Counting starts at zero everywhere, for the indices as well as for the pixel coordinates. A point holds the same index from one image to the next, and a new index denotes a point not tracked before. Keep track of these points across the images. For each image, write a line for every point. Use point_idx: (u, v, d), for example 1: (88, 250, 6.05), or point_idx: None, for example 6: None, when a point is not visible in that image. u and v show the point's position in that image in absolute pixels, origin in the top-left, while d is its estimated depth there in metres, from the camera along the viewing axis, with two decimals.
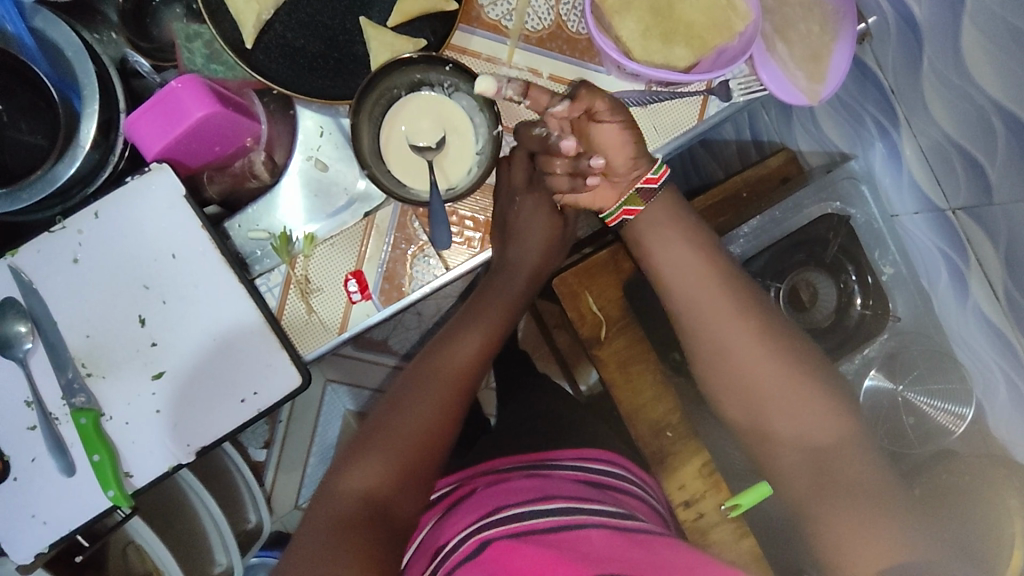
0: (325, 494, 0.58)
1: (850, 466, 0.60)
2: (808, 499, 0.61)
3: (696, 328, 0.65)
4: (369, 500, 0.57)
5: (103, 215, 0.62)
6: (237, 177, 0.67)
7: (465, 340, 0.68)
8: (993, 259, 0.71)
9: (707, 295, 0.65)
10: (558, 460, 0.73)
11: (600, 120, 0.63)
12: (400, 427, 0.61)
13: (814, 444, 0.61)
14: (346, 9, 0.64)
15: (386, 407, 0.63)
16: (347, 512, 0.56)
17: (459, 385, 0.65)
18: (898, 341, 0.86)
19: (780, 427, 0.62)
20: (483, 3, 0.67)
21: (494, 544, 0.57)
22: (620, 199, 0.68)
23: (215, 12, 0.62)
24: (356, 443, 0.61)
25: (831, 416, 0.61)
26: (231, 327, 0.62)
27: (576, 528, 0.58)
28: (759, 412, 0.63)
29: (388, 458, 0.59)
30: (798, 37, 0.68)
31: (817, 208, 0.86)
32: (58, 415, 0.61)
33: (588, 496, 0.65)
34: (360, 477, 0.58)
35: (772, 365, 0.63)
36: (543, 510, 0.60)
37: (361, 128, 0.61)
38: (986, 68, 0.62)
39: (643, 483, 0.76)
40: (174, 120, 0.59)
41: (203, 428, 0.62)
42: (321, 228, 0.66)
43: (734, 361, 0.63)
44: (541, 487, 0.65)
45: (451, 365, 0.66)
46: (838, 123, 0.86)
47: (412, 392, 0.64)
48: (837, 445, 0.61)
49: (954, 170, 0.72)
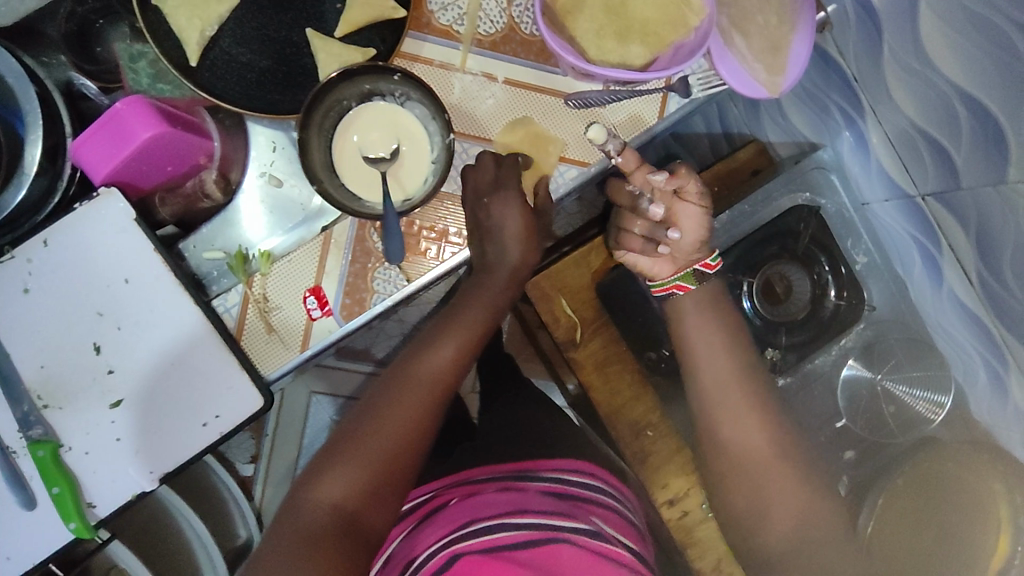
0: (293, 505, 0.57)
1: (811, 492, 0.65)
2: (780, 527, 0.64)
3: (698, 401, 0.69)
4: (339, 511, 0.56)
5: (52, 242, 0.60)
6: (190, 198, 0.65)
7: (443, 345, 0.63)
8: (965, 244, 0.70)
9: (709, 372, 0.69)
10: (535, 470, 0.72)
11: (689, 199, 0.68)
12: (373, 437, 0.58)
13: (801, 523, 0.64)
14: (292, 21, 0.63)
15: (358, 415, 0.60)
16: (316, 526, 0.54)
17: (439, 393, 0.62)
18: (875, 330, 0.86)
19: (774, 502, 0.65)
20: (433, 9, 0.66)
21: (465, 558, 0.57)
22: (676, 274, 0.72)
23: (157, 31, 0.60)
24: (326, 453, 0.59)
25: (816, 494, 0.65)
26: (187, 351, 0.61)
27: (547, 542, 0.57)
28: (736, 436, 0.67)
29: (360, 470, 0.57)
30: (756, 28, 0.66)
31: (788, 199, 0.86)
32: (15, 448, 0.60)
33: (561, 508, 0.64)
34: (331, 489, 0.56)
35: (772, 448, 0.66)
36: (514, 524, 0.59)
37: (312, 142, 0.59)
38: (944, 51, 0.61)
39: (622, 496, 0.75)
40: (121, 142, 0.58)
41: (166, 454, 0.61)
42: (279, 244, 0.65)
43: (736, 437, 0.67)
44: (517, 500, 0.64)
45: (427, 370, 0.62)
46: (804, 114, 0.86)
47: (382, 404, 0.60)
48: (819, 522, 0.64)
49: (921, 156, 0.71)
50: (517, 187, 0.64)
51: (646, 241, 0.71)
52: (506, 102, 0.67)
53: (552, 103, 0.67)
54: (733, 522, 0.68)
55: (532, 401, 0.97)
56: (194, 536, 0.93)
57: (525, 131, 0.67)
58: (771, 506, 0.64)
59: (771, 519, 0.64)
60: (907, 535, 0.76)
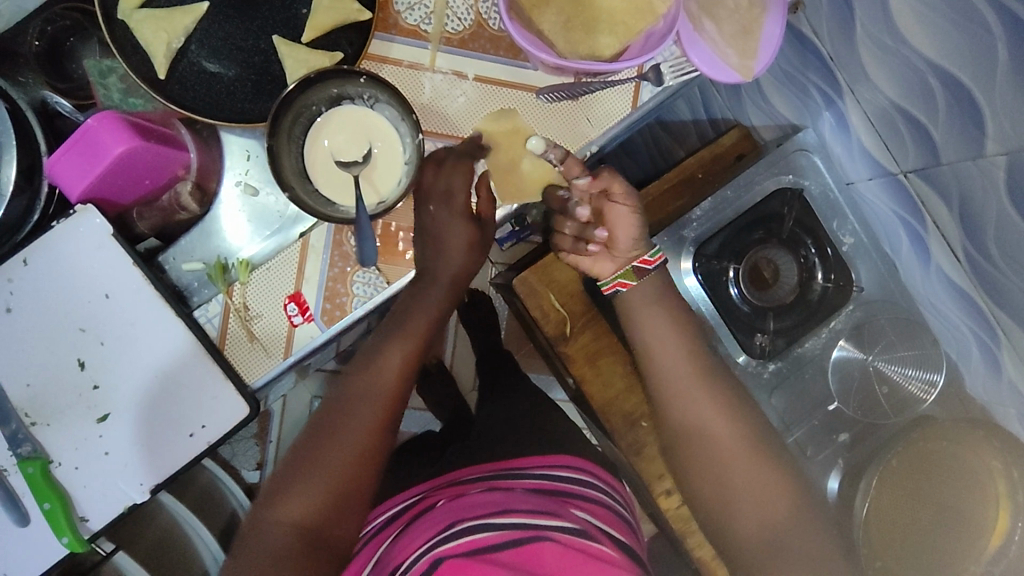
0: (257, 525, 0.56)
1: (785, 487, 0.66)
2: (763, 528, 0.64)
3: (666, 403, 0.69)
4: (301, 531, 0.55)
5: (32, 261, 0.61)
6: (166, 211, 0.66)
7: (391, 353, 0.62)
8: (950, 223, 0.69)
9: (676, 372, 0.68)
10: (523, 468, 0.73)
11: (615, 202, 0.66)
12: (331, 445, 0.58)
13: (767, 518, 0.64)
14: (259, 29, 0.63)
15: (313, 430, 0.60)
16: (278, 548, 0.54)
17: (391, 402, 0.61)
18: (864, 311, 0.83)
19: (749, 496, 0.65)
20: (399, 9, 0.65)
21: (448, 563, 0.57)
22: (617, 271, 0.71)
23: (123, 45, 0.60)
24: (287, 472, 0.58)
25: (787, 488, 0.66)
26: (170, 362, 0.62)
27: (528, 543, 0.58)
28: (708, 431, 0.67)
29: (321, 488, 0.56)
30: (727, 12, 0.66)
31: (772, 182, 0.82)
32: (7, 466, 0.61)
33: (545, 506, 0.64)
34: (290, 508, 0.56)
35: (739, 445, 0.67)
36: (498, 524, 0.60)
37: (281, 149, 0.59)
38: (916, 28, 0.60)
39: (614, 492, 0.75)
40: (93, 158, 0.58)
41: (155, 467, 0.62)
42: (259, 252, 0.66)
43: (704, 434, 0.67)
44: (500, 500, 0.64)
45: (378, 376, 0.61)
46: (784, 96, 0.85)
47: (332, 420, 0.59)
48: (787, 517, 0.64)
49: (900, 134, 0.70)
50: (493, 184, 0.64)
51: (579, 240, 0.72)
52: (478, 99, 0.67)
53: (523, 97, 0.67)
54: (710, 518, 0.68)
55: (528, 395, 0.97)
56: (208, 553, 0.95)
57: (510, 123, 0.66)
58: (742, 499, 0.65)
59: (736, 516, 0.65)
60: (907, 512, 0.76)
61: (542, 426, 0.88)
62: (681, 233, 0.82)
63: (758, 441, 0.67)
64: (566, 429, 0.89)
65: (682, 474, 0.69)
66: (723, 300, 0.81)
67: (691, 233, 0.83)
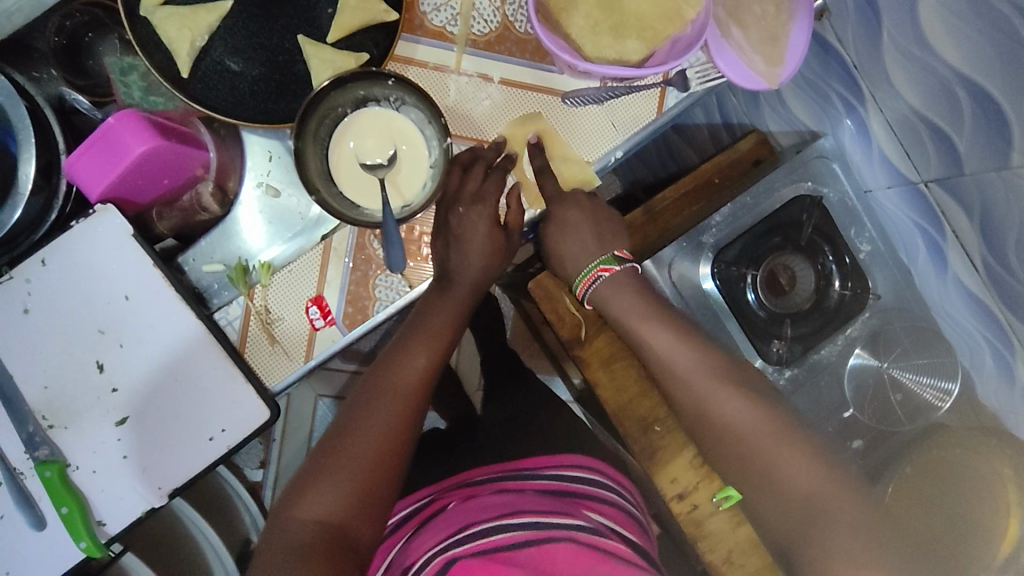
0: (278, 523, 0.55)
1: (806, 463, 0.67)
2: (795, 507, 0.66)
3: (683, 399, 0.71)
4: (324, 526, 0.53)
5: (51, 261, 0.60)
6: (187, 212, 0.65)
7: (415, 355, 0.61)
8: (970, 231, 0.69)
9: (688, 364, 0.70)
10: (532, 468, 0.71)
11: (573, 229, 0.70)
12: (352, 444, 0.57)
13: (814, 498, 0.65)
14: (284, 28, 0.62)
15: (336, 428, 0.58)
16: (301, 542, 0.52)
17: (412, 401, 0.60)
18: (880, 318, 0.83)
19: (783, 481, 0.67)
20: (426, 10, 0.65)
21: (459, 563, 0.56)
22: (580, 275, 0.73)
23: (147, 43, 0.59)
24: (309, 470, 0.56)
25: (814, 459, 0.67)
26: (189, 364, 0.61)
27: (540, 543, 0.56)
28: (721, 418, 0.69)
29: (345, 484, 0.55)
30: (753, 19, 0.65)
31: (790, 189, 0.82)
32: (23, 469, 0.60)
33: (555, 507, 0.63)
34: (314, 504, 0.54)
35: (768, 434, 0.68)
36: (509, 526, 0.58)
37: (307, 151, 0.58)
38: (945, 37, 0.60)
39: (624, 491, 0.74)
40: (114, 157, 0.57)
41: (175, 470, 0.61)
42: (281, 253, 0.65)
43: (729, 422, 0.69)
44: (512, 502, 0.63)
45: (401, 376, 0.61)
46: (803, 101, 0.85)
47: (355, 416, 0.58)
48: (830, 495, 0.65)
49: (922, 143, 0.70)
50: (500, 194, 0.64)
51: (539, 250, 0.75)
52: (503, 103, 0.66)
53: (548, 102, 0.67)
54: (752, 496, 0.70)
55: (538, 393, 0.96)
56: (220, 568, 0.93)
57: (536, 127, 0.66)
58: (777, 482, 0.67)
59: (776, 506, 0.67)
60: (919, 515, 0.75)
61: (554, 426, 0.88)
62: (701, 239, 0.82)
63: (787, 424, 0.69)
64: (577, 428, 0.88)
65: (720, 462, 0.71)
66: (740, 306, 0.81)
67: (710, 238, 0.82)
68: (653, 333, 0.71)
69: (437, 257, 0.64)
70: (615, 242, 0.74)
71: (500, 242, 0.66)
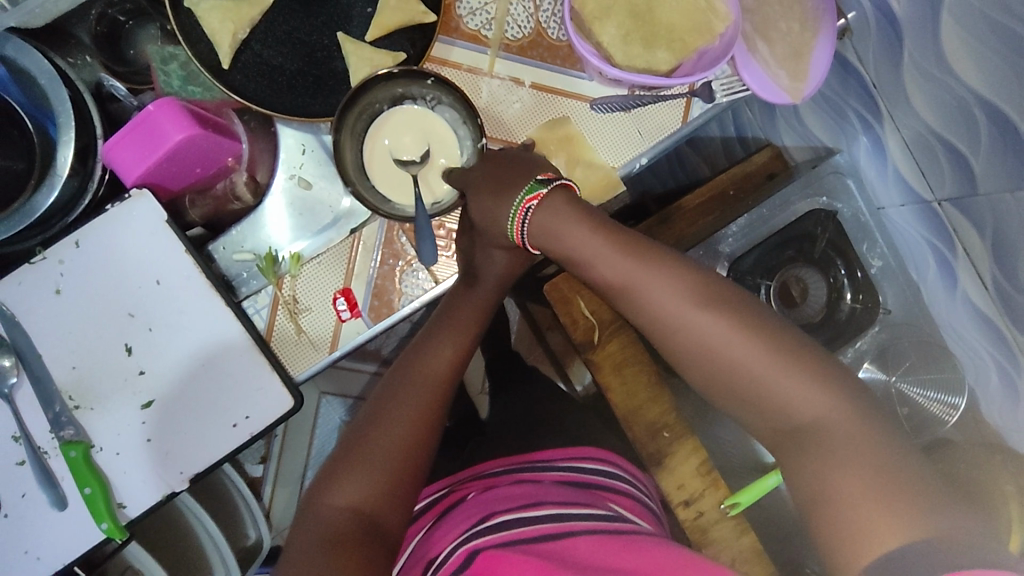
0: (311, 508, 0.55)
1: (800, 393, 0.57)
2: (805, 444, 0.56)
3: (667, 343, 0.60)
4: (358, 514, 0.54)
5: (84, 243, 0.61)
6: (220, 200, 0.66)
7: (444, 344, 0.63)
8: (980, 248, 0.71)
9: (664, 299, 0.59)
10: (546, 460, 0.71)
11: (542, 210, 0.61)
12: (383, 433, 0.57)
13: (824, 426, 0.56)
14: (323, 25, 0.63)
15: (365, 418, 0.59)
16: (336, 529, 0.53)
17: (440, 391, 0.61)
18: (891, 333, 0.84)
19: (786, 414, 0.57)
20: (462, 14, 0.66)
21: (482, 555, 0.56)
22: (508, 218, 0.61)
23: (190, 33, 0.61)
24: (340, 458, 0.57)
25: (814, 387, 0.57)
26: (217, 349, 0.61)
27: (562, 536, 0.57)
28: (708, 359, 0.59)
29: (376, 473, 0.56)
30: (779, 36, 0.67)
31: (805, 204, 0.84)
32: (47, 448, 0.60)
33: (574, 497, 0.64)
34: (346, 492, 0.55)
35: (765, 360, 0.57)
36: (530, 518, 0.59)
37: (344, 144, 0.60)
38: (966, 60, 0.61)
39: (639, 483, 0.74)
40: (152, 145, 0.58)
41: (196, 453, 0.61)
42: (307, 246, 0.66)
43: (715, 356, 0.58)
44: (531, 493, 0.64)
45: (430, 367, 0.62)
46: (820, 118, 0.87)
47: (389, 402, 0.59)
48: (842, 427, 0.55)
49: (938, 161, 0.72)
50: None
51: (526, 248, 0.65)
52: (534, 107, 0.68)
53: (577, 107, 0.68)
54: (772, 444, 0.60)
55: (547, 392, 0.96)
56: (220, 563, 0.91)
57: (565, 132, 0.67)
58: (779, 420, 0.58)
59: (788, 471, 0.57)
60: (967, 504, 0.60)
61: (564, 423, 0.88)
62: (716, 248, 0.84)
63: (783, 346, 0.58)
64: (585, 425, 0.88)
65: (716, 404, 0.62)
66: None
67: (727, 247, 0.84)
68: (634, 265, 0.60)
69: (464, 253, 0.66)
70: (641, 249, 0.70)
71: None
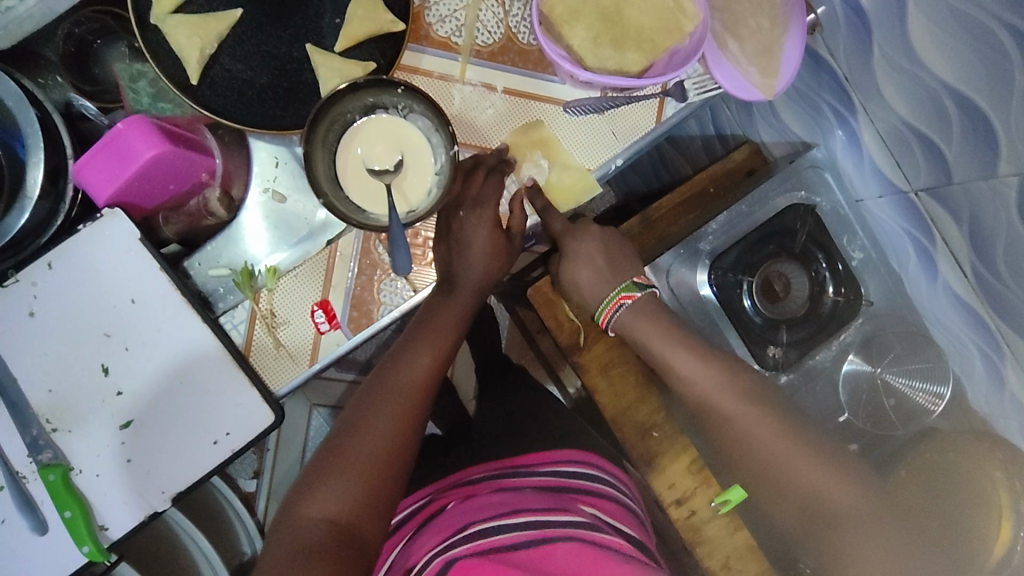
0: (286, 522, 0.55)
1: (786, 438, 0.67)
2: (788, 466, 0.66)
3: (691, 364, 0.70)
4: (334, 525, 0.54)
5: (57, 264, 0.60)
6: (193, 216, 0.65)
7: (419, 355, 0.63)
8: (958, 237, 0.71)
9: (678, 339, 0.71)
10: (526, 467, 0.71)
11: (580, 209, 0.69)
12: (359, 444, 0.57)
13: (800, 460, 0.66)
14: (292, 37, 0.63)
15: (340, 429, 0.59)
16: (313, 540, 0.53)
17: (417, 401, 0.61)
18: (873, 324, 0.85)
19: (779, 463, 0.66)
20: (431, 22, 0.67)
21: (459, 563, 0.55)
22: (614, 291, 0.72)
23: (157, 49, 0.60)
24: (315, 470, 0.57)
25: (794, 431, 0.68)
26: (194, 365, 0.61)
27: (540, 543, 0.56)
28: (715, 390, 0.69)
29: (351, 484, 0.56)
30: (749, 32, 0.67)
31: (783, 199, 0.84)
32: (25, 473, 0.60)
33: (553, 503, 0.63)
34: (321, 503, 0.55)
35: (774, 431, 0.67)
36: (508, 525, 0.58)
37: (315, 155, 0.60)
38: (934, 51, 0.62)
39: (623, 487, 0.74)
40: (124, 163, 0.57)
41: (178, 471, 0.61)
42: (284, 259, 0.66)
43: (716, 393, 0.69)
44: (510, 500, 0.63)
45: (406, 378, 0.62)
46: (796, 113, 0.88)
47: (365, 414, 0.59)
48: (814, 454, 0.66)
49: (912, 153, 0.72)
50: (494, 206, 0.66)
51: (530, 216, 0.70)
52: (507, 111, 0.68)
53: (550, 110, 0.68)
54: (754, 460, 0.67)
55: (537, 393, 0.95)
56: None
57: (538, 136, 0.67)
58: (781, 481, 0.66)
59: (777, 494, 0.67)
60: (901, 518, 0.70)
61: (554, 425, 0.87)
62: (698, 246, 0.83)
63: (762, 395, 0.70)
64: (575, 426, 0.87)
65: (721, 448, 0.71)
66: (735, 313, 0.83)
67: (707, 245, 0.84)
68: (668, 332, 0.71)
69: (440, 262, 0.66)
70: (627, 264, 0.74)
71: (502, 243, 0.67)
